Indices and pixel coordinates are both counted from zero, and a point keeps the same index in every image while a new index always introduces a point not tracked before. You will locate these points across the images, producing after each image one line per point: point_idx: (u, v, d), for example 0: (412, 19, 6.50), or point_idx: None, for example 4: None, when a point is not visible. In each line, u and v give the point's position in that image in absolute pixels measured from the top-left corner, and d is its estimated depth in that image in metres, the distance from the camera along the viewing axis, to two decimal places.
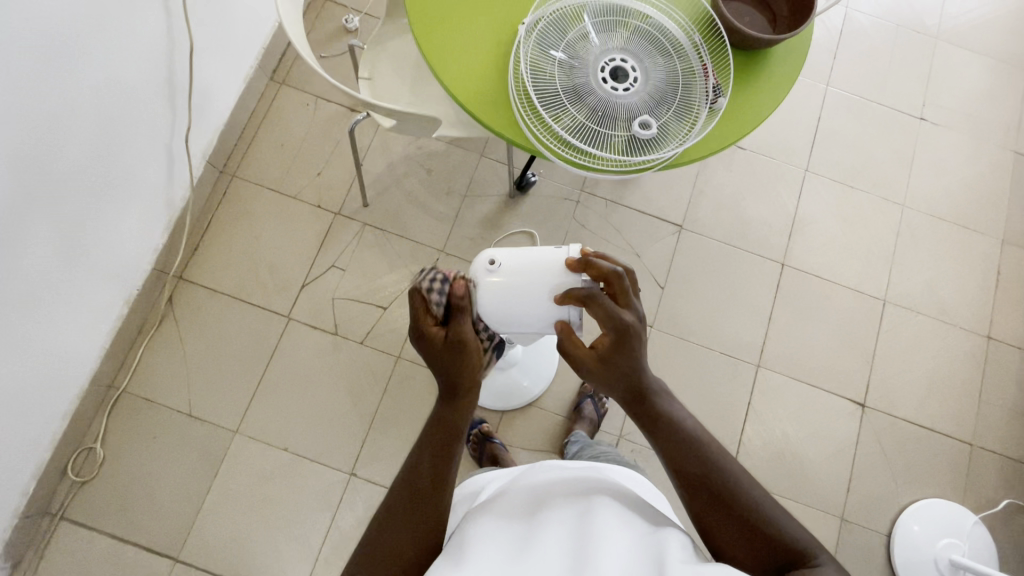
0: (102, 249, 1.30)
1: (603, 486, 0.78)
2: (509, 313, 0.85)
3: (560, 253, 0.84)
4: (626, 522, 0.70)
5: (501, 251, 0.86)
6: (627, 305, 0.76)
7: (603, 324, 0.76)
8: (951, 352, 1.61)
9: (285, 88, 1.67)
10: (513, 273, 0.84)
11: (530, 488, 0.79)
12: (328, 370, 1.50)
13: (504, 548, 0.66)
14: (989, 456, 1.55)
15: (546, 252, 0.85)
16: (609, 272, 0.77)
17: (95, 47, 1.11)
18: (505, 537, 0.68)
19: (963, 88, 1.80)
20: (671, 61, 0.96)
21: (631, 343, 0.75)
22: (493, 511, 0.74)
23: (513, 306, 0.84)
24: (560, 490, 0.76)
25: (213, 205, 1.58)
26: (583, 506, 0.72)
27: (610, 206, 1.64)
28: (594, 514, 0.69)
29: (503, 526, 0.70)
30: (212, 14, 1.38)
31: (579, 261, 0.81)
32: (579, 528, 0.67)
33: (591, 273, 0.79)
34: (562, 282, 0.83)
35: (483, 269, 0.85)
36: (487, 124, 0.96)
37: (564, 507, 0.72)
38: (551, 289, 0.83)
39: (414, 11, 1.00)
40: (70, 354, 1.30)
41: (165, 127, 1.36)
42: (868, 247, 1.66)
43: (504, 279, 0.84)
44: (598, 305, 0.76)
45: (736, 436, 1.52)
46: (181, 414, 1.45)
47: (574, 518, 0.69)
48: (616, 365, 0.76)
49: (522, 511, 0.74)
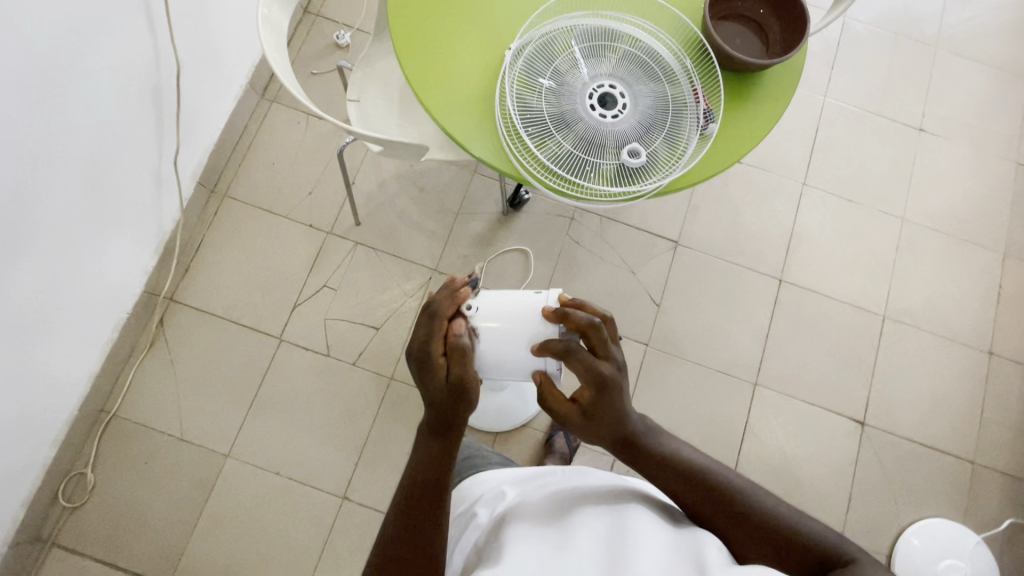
0: (91, 275, 1.29)
1: (627, 491, 0.77)
2: (491, 361, 0.82)
3: (540, 298, 0.83)
4: (657, 526, 0.68)
5: (481, 296, 0.83)
6: (604, 356, 0.76)
7: (584, 379, 0.76)
8: (952, 368, 1.59)
9: (276, 106, 1.65)
10: (495, 320, 0.82)
11: (554, 492, 0.77)
12: (321, 392, 1.49)
13: (540, 552, 0.63)
14: (991, 474, 1.52)
15: (527, 297, 0.83)
16: (587, 325, 0.76)
17: (81, 76, 1.10)
18: (538, 542, 0.66)
19: (963, 98, 1.77)
20: (661, 86, 0.94)
21: (613, 394, 0.76)
22: (519, 516, 0.72)
23: (497, 354, 0.82)
24: (588, 496, 0.75)
25: (204, 225, 1.56)
26: (615, 512, 0.70)
27: (605, 221, 1.62)
28: (627, 519, 0.68)
29: (533, 532, 0.68)
30: (200, 36, 1.37)
31: (556, 312, 0.79)
32: (614, 532, 0.66)
33: (569, 326, 0.77)
34: (540, 332, 0.81)
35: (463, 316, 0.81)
36: (472, 153, 0.94)
37: (594, 513, 0.71)
38: (534, 336, 0.82)
39: (399, 36, 0.98)
40: (58, 380, 1.29)
41: (154, 150, 1.35)
42: (867, 262, 1.64)
43: (485, 325, 0.81)
44: (577, 361, 0.75)
45: (733, 456, 1.50)
46: (172, 438, 1.43)
47: (606, 523, 0.68)
48: (599, 416, 0.77)
49: (551, 515, 0.71)
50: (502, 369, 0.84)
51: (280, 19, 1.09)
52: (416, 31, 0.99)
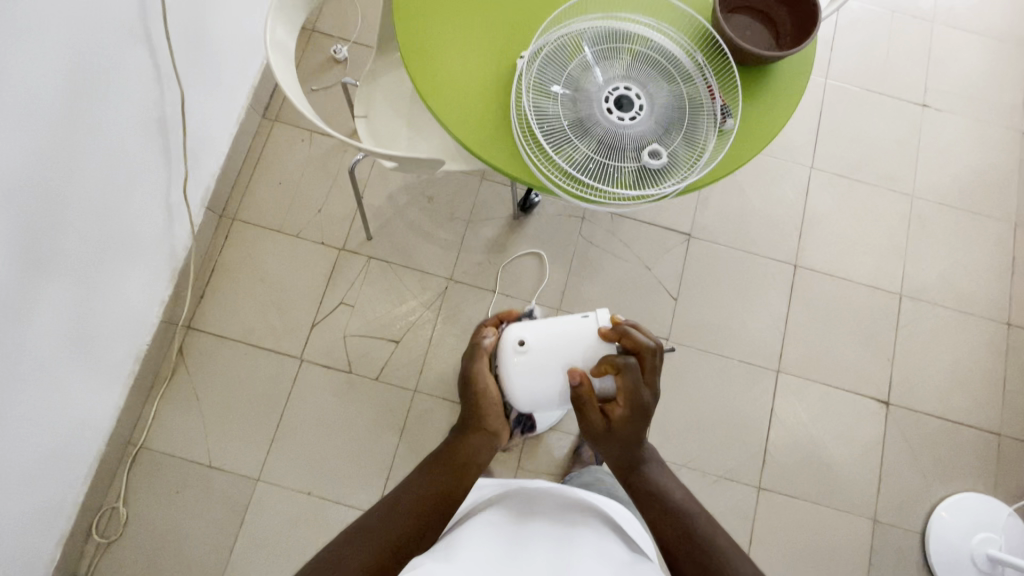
0: (109, 311, 1.28)
1: (589, 521, 0.75)
2: (536, 392, 0.83)
3: (589, 321, 0.85)
4: (609, 559, 0.65)
5: (528, 329, 0.85)
6: (649, 383, 0.80)
7: (625, 397, 0.79)
8: (972, 341, 1.59)
9: (278, 125, 1.65)
10: (544, 353, 0.83)
11: (520, 503, 0.79)
12: (345, 409, 1.48)
13: (486, 547, 0.65)
14: (1017, 445, 1.53)
15: (574, 322, 0.85)
16: (643, 348, 0.79)
17: (89, 116, 1.09)
18: (487, 538, 0.68)
19: (964, 70, 1.77)
20: (676, 85, 0.93)
21: (643, 418, 0.80)
22: (478, 516, 0.74)
23: (542, 382, 0.83)
24: (549, 514, 0.76)
25: (215, 250, 1.56)
26: (570, 532, 0.71)
27: (616, 219, 1.62)
28: (578, 541, 0.68)
29: (486, 530, 0.70)
30: (202, 62, 1.36)
31: (614, 330, 0.82)
32: (561, 549, 0.66)
33: (627, 344, 0.80)
34: (595, 350, 0.83)
35: (512, 350, 0.83)
36: (492, 165, 0.94)
37: (550, 529, 0.72)
38: (580, 360, 0.83)
39: (408, 50, 0.98)
40: (84, 416, 1.29)
41: (162, 181, 1.35)
42: (880, 241, 1.64)
43: (533, 358, 0.83)
44: (628, 378, 0.78)
45: (761, 444, 1.50)
46: (201, 465, 1.43)
47: (557, 540, 0.68)
48: (619, 434, 0.79)
49: (508, 521, 0.73)
50: (548, 395, 0.83)
51: (285, 40, 1.08)
52: (425, 44, 0.98)
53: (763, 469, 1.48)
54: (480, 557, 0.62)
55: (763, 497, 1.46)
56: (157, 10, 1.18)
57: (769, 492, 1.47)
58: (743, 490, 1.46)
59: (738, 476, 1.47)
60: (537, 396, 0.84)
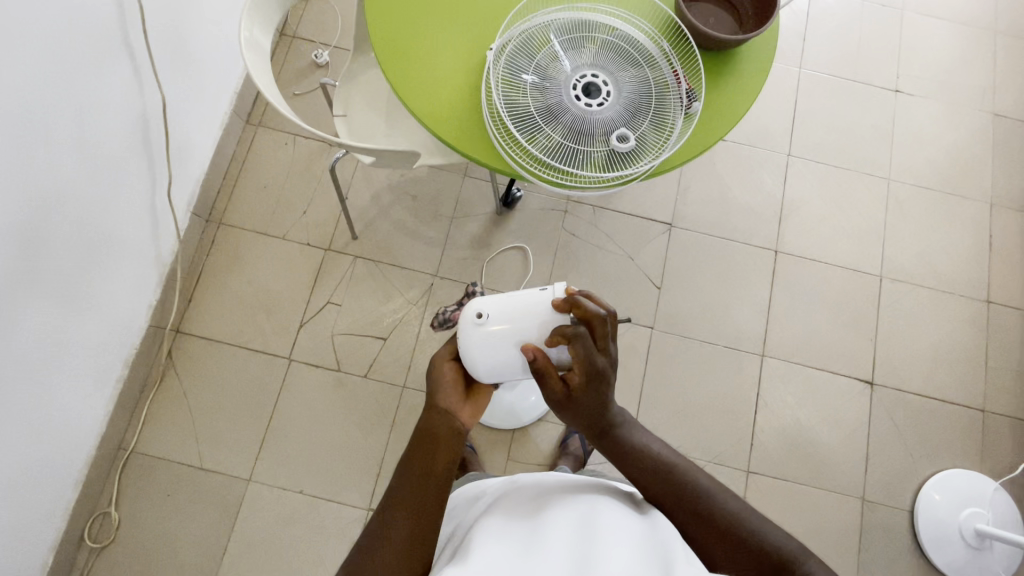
0: (97, 315, 1.29)
1: (599, 491, 0.77)
2: (499, 366, 0.81)
3: (546, 294, 0.84)
4: (627, 525, 0.67)
5: (487, 302, 0.84)
6: (604, 349, 0.76)
7: (579, 365, 0.75)
8: (954, 320, 1.61)
9: (262, 129, 1.67)
10: (502, 324, 0.83)
11: (528, 490, 0.78)
12: (335, 407, 1.49)
13: (509, 541, 0.64)
14: (1002, 420, 1.55)
15: (531, 295, 0.84)
16: (593, 315, 0.77)
17: (72, 121, 1.11)
18: (507, 535, 0.65)
19: (935, 56, 1.81)
20: (642, 71, 0.96)
21: (601, 386, 0.76)
22: (493, 513, 0.72)
23: (506, 356, 0.82)
24: (565, 494, 0.75)
25: (202, 254, 1.57)
26: (588, 508, 0.70)
27: (599, 211, 1.64)
28: (598, 514, 0.68)
29: (507, 520, 0.69)
30: (183, 68, 1.38)
31: (566, 301, 0.80)
32: (583, 527, 0.65)
33: (578, 313, 0.78)
34: (551, 321, 0.82)
35: (471, 322, 0.83)
36: (466, 155, 0.96)
37: (567, 508, 0.71)
38: (540, 332, 0.82)
39: (380, 47, 1.00)
40: (73, 421, 1.29)
41: (147, 185, 1.36)
42: (859, 225, 1.66)
43: (493, 329, 0.82)
44: (579, 346, 0.75)
45: (749, 428, 1.51)
46: (193, 467, 1.44)
47: (577, 518, 0.68)
48: (581, 402, 0.76)
49: (524, 511, 0.72)
50: (515, 370, 0.82)
51: (261, 41, 1.11)
52: (397, 42, 1.00)
53: (751, 452, 1.50)
54: (507, 555, 0.60)
55: (753, 480, 1.48)
56: (136, 17, 1.20)
57: (759, 475, 1.48)
58: (733, 474, 1.48)
59: (727, 461, 1.49)
60: (503, 369, 0.82)
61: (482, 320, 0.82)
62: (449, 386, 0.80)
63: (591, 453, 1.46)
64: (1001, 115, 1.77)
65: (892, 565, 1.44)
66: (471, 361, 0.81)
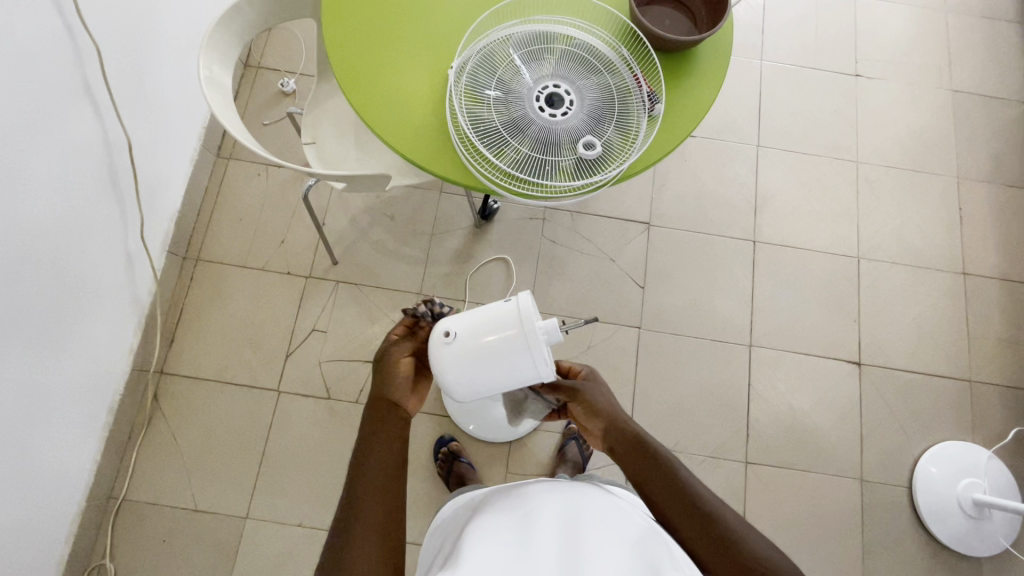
0: (77, 364, 1.27)
1: (593, 493, 0.75)
2: (474, 384, 0.80)
3: (510, 305, 0.80)
4: (620, 541, 0.66)
5: (455, 320, 0.80)
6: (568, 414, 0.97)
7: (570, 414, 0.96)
8: (933, 294, 1.64)
9: (233, 162, 1.66)
10: (471, 343, 0.78)
11: (521, 490, 0.77)
12: (328, 435, 1.48)
13: (501, 541, 0.65)
14: (989, 388, 1.57)
15: (496, 307, 0.80)
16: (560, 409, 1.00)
17: (39, 169, 1.09)
18: (500, 545, 0.64)
19: (890, 38, 1.85)
20: (602, 77, 0.97)
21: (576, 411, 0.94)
22: (485, 515, 0.72)
23: (478, 374, 0.79)
24: (558, 495, 0.74)
25: (181, 292, 1.56)
26: (582, 516, 0.69)
27: (576, 216, 1.65)
28: (587, 520, 0.68)
29: (500, 524, 0.68)
30: (147, 107, 1.37)
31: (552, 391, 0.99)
32: (576, 538, 0.65)
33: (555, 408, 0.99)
34: (517, 336, 0.78)
35: (439, 344, 0.79)
36: (436, 174, 0.96)
37: (561, 515, 0.69)
38: (508, 345, 0.78)
39: (342, 74, 1.00)
40: (60, 474, 1.26)
41: (119, 228, 1.35)
42: (832, 208, 1.69)
43: (462, 349, 0.79)
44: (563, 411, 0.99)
45: (744, 419, 1.52)
46: (187, 510, 1.41)
47: (570, 530, 0.66)
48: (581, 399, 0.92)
49: (511, 504, 0.73)
50: (490, 385, 0.80)
51: (222, 77, 1.10)
52: (359, 67, 1.00)
53: (747, 442, 1.51)
54: (503, 557, 0.62)
55: (752, 469, 1.48)
56: (95, 61, 1.19)
57: (757, 464, 1.49)
58: (733, 466, 1.48)
59: (724, 454, 1.49)
60: (475, 385, 0.80)
61: (450, 341, 0.79)
62: (400, 377, 0.84)
63: (590, 459, 1.46)
64: (959, 91, 1.81)
65: (896, 543, 1.45)
66: (445, 382, 0.80)
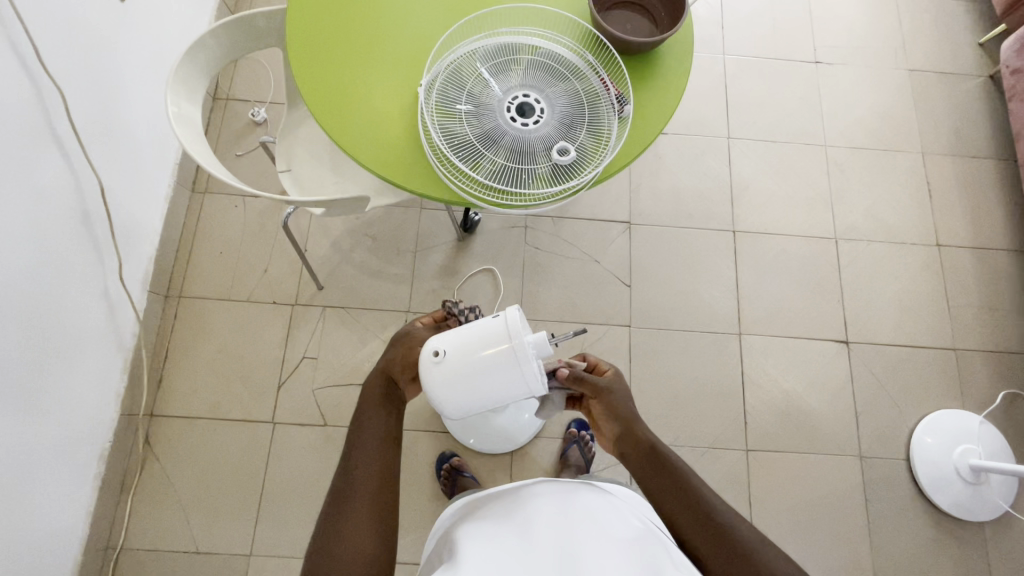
0: (63, 414, 1.24)
1: (592, 495, 0.75)
2: (467, 401, 0.80)
3: (498, 321, 0.80)
4: (618, 544, 0.65)
5: (443, 339, 0.80)
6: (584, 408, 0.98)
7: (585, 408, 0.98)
8: (911, 268, 1.68)
9: (209, 195, 1.65)
10: (461, 362, 0.79)
11: (520, 494, 0.77)
12: (327, 463, 1.46)
13: (500, 544, 0.65)
14: (974, 355, 1.61)
15: (485, 323, 0.80)
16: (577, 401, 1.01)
17: (9, 219, 1.07)
18: (496, 551, 0.64)
19: (844, 24, 1.91)
20: (570, 84, 0.98)
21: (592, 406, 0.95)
22: (482, 521, 0.71)
23: (470, 391, 0.79)
24: (555, 498, 0.73)
25: (166, 331, 1.53)
26: (579, 520, 0.68)
27: (557, 221, 1.67)
28: (584, 523, 0.67)
29: (498, 531, 0.68)
30: (117, 148, 1.36)
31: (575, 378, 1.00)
32: (573, 542, 0.64)
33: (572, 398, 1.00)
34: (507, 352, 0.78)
35: (428, 363, 0.80)
36: (414, 191, 0.97)
37: (558, 518, 0.69)
38: (498, 362, 0.78)
39: (312, 100, 1.00)
40: (53, 530, 1.23)
41: (97, 271, 1.32)
42: (805, 193, 1.73)
43: (451, 368, 0.79)
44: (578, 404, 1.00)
45: (741, 407, 1.53)
46: (189, 553, 1.38)
47: (567, 533, 0.66)
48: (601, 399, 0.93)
49: (510, 507, 0.73)
50: (483, 401, 0.80)
51: (191, 113, 1.10)
52: (328, 92, 1.01)
53: (746, 430, 1.52)
54: (500, 562, 0.62)
55: (754, 457, 1.49)
56: (60, 106, 1.17)
57: (758, 451, 1.50)
58: (734, 455, 1.49)
59: (725, 443, 1.50)
60: (469, 401, 0.80)
61: (441, 360, 0.79)
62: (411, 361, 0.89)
63: (593, 462, 1.46)
64: (916, 70, 1.87)
65: (900, 516, 1.47)
66: (438, 400, 0.80)
